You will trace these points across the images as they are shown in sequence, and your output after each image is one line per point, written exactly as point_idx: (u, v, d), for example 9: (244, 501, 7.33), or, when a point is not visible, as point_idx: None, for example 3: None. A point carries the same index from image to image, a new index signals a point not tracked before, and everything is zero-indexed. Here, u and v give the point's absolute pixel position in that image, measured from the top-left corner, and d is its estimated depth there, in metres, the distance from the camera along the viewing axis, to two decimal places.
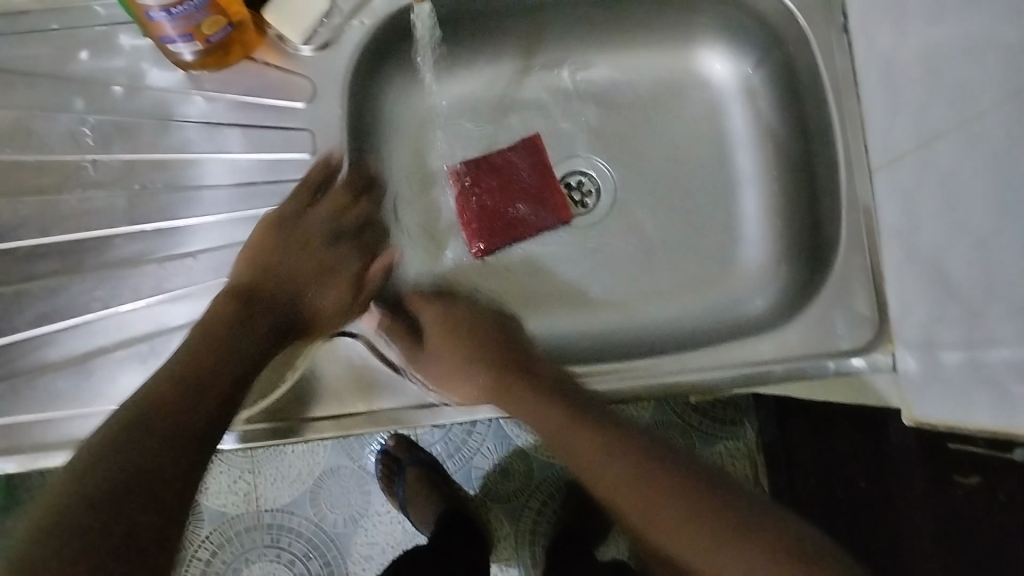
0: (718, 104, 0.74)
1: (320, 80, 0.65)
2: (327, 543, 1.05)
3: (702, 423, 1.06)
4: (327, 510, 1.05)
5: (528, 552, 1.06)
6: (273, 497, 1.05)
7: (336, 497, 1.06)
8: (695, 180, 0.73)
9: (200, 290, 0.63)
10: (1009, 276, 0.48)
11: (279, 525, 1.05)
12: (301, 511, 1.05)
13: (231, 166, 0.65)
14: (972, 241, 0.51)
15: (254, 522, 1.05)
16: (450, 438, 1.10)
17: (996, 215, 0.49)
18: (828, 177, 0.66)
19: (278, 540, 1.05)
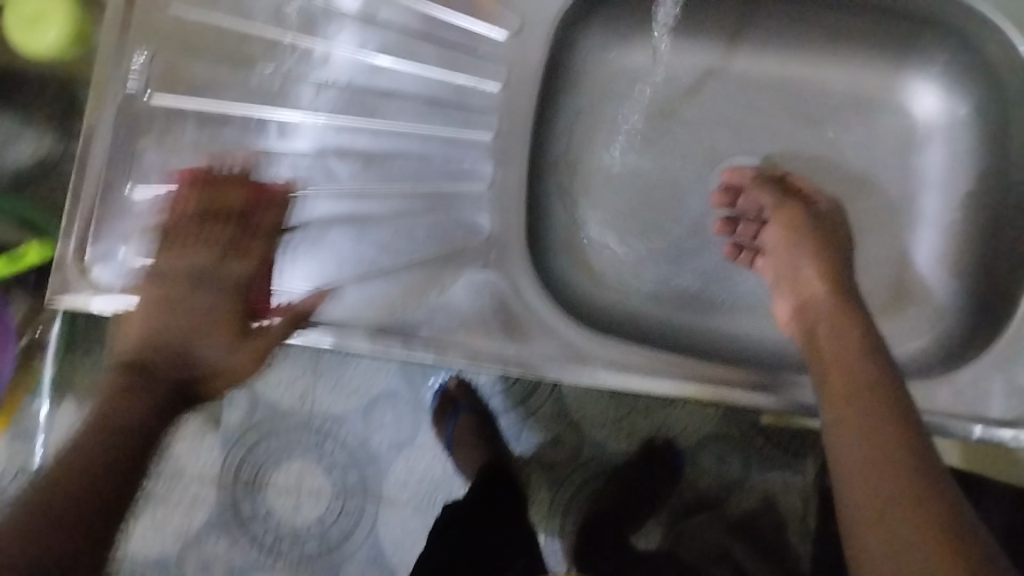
0: (914, 137, 0.71)
1: (530, 16, 0.64)
2: (367, 458, 0.97)
3: (770, 449, 0.98)
4: (378, 426, 0.98)
5: (558, 522, 1.00)
6: (327, 402, 0.98)
7: (391, 419, 0.98)
8: (870, 210, 0.71)
9: (352, 191, 0.63)
10: None
11: (326, 432, 0.98)
12: (352, 422, 0.98)
13: (419, 80, 0.64)
14: None
15: (303, 421, 0.98)
16: (505, 392, 1.02)
17: None
18: (1020, 242, 0.63)
19: (321, 444, 0.98)
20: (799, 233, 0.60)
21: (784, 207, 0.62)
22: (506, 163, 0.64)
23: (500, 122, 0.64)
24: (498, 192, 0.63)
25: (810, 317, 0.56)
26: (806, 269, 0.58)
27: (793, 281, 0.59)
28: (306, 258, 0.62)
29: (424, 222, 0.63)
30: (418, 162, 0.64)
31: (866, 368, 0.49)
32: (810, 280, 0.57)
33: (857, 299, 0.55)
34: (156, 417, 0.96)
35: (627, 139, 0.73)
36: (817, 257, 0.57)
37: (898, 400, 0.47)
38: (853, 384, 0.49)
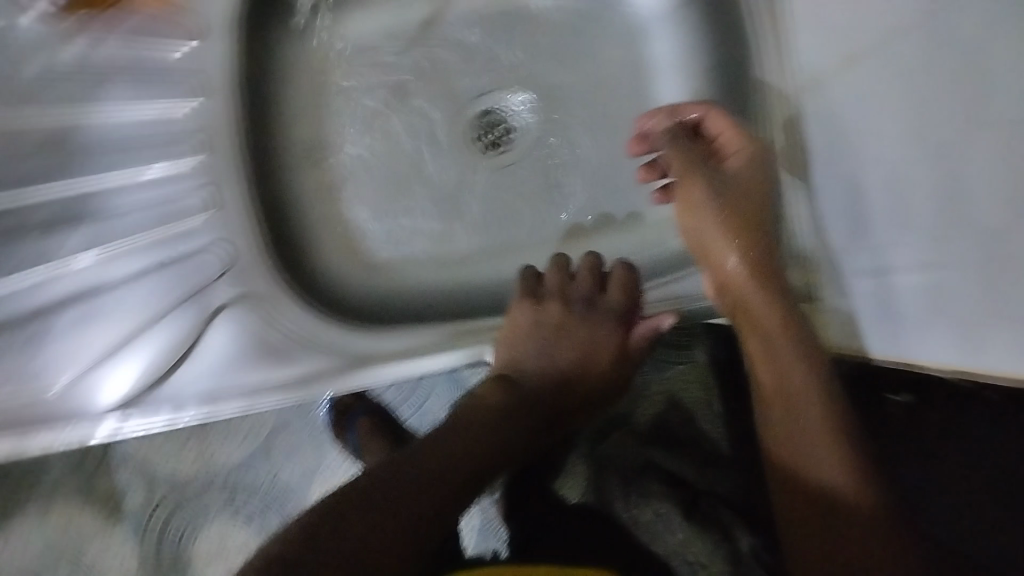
0: (639, 30, 0.71)
1: (210, 21, 0.62)
2: (282, 499, 0.76)
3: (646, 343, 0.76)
4: (284, 464, 0.76)
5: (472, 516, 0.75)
6: (224, 455, 0.77)
7: (293, 452, 0.77)
8: (616, 113, 0.70)
9: (82, 262, 0.57)
10: None
11: (234, 487, 0.76)
12: (257, 465, 0.76)
13: (117, 126, 0.60)
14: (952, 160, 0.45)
15: (206, 484, 0.76)
16: None
17: None
18: (750, 103, 0.64)
19: (234, 502, 0.76)
20: (696, 178, 0.57)
21: (692, 180, 0.57)
22: (222, 184, 0.62)
23: (204, 139, 0.62)
24: (222, 214, 0.61)
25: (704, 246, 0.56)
26: (712, 206, 0.56)
27: (701, 215, 0.56)
28: (52, 348, 0.55)
29: (163, 273, 0.59)
30: (134, 215, 0.60)
31: (768, 303, 0.51)
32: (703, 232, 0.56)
33: (745, 202, 0.55)
34: (53, 536, 0.75)
35: (363, 115, 0.71)
36: (711, 183, 0.56)
37: (800, 321, 0.50)
38: (765, 324, 0.51)
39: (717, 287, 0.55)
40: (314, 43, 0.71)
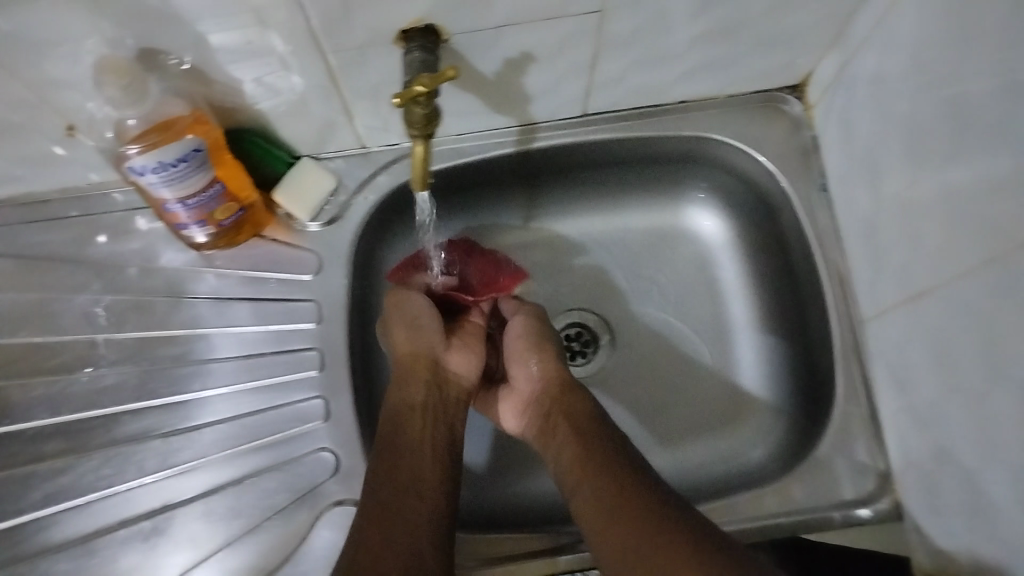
0: (708, 255, 0.78)
1: (326, 254, 0.68)
2: None
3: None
4: None
5: None
6: None
7: None
8: (687, 332, 0.77)
9: (215, 460, 0.64)
10: None
11: None
12: None
13: (239, 339, 0.66)
14: (1013, 394, 0.47)
15: None
16: None
17: None
18: (821, 327, 0.68)
19: None
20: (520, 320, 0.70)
21: (535, 342, 0.67)
22: (338, 395, 0.65)
23: (320, 357, 0.66)
24: (335, 424, 0.64)
25: (541, 389, 0.65)
26: (528, 333, 0.68)
27: (546, 345, 0.67)
28: (173, 541, 0.62)
29: (287, 471, 0.63)
30: (267, 416, 0.65)
31: (580, 411, 0.61)
32: (532, 389, 0.66)
33: (538, 324, 0.69)
34: None
35: None
36: (534, 333, 0.68)
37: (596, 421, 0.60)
38: (570, 430, 0.60)
39: (541, 425, 0.63)
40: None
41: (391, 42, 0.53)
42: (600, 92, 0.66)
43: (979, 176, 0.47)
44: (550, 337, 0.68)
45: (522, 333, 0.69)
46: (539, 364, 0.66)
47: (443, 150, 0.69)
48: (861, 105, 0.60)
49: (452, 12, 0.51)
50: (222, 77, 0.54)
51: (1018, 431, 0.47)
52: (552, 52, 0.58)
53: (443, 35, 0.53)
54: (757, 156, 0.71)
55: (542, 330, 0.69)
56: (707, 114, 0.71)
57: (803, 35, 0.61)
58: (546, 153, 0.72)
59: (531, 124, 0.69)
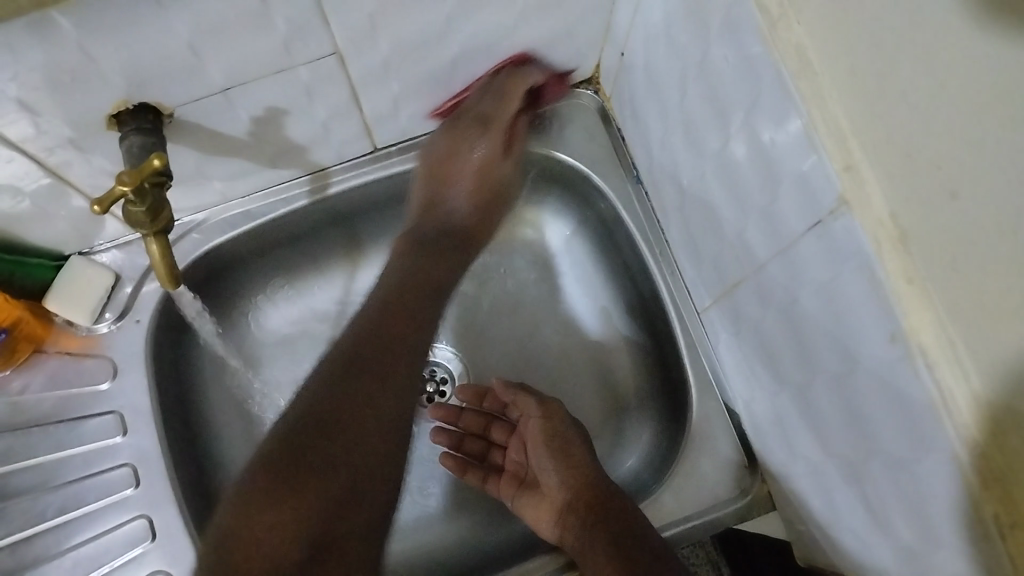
0: (547, 264, 0.74)
1: (122, 357, 0.61)
2: None
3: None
4: None
5: None
6: None
7: None
8: (544, 349, 0.73)
9: None
10: (875, 433, 0.41)
11: None
12: None
13: (36, 473, 0.59)
14: (830, 384, 0.44)
15: None
16: None
17: (844, 358, 0.41)
18: (665, 324, 0.65)
19: None
20: (543, 422, 0.64)
21: (564, 447, 0.63)
22: (162, 509, 0.59)
23: (136, 471, 0.60)
24: (166, 543, 0.58)
25: (581, 500, 0.60)
26: (548, 438, 0.64)
27: (574, 447, 0.62)
28: None
29: None
30: (87, 549, 0.59)
31: (616, 522, 0.56)
32: (563, 496, 0.61)
33: (564, 423, 0.64)
34: None
35: None
36: (554, 435, 0.63)
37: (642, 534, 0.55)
38: (612, 549, 0.54)
39: (582, 541, 0.57)
40: (235, 360, 0.69)
41: (105, 129, 0.47)
42: (380, 125, 0.61)
43: (752, 163, 0.44)
44: (576, 434, 0.63)
45: (547, 437, 0.64)
46: (566, 465, 0.62)
47: (232, 216, 0.63)
48: (643, 93, 0.57)
49: (160, 87, 0.45)
50: None
51: (845, 421, 0.44)
52: (302, 100, 0.53)
53: (164, 110, 0.48)
54: (567, 158, 0.67)
55: (567, 431, 0.63)
56: None
57: (570, 31, 0.57)
58: (348, 198, 0.67)
59: (322, 169, 0.64)
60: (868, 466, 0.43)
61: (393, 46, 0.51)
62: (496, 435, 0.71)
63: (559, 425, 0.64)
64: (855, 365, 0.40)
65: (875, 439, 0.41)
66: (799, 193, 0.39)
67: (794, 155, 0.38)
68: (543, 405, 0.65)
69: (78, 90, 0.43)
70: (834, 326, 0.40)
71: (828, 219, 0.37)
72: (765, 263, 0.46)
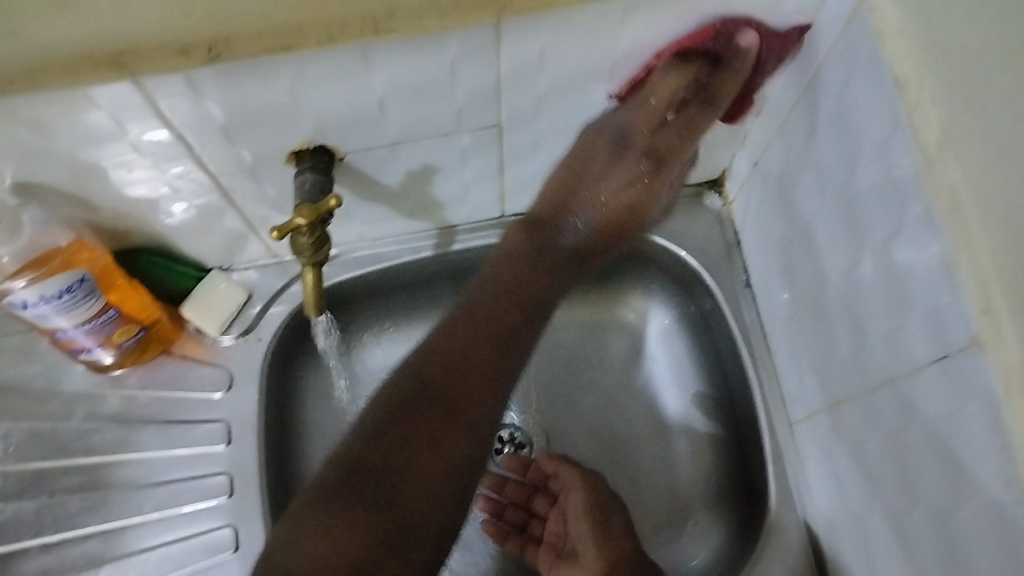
0: (641, 349, 0.76)
1: (239, 370, 0.65)
2: None
3: None
4: None
5: None
6: None
7: None
8: (627, 430, 0.74)
9: None
10: (975, 571, 0.41)
11: None
12: None
13: (143, 466, 0.63)
14: (931, 516, 0.44)
15: None
16: None
17: (952, 492, 0.42)
18: (753, 427, 0.66)
19: None
20: (576, 489, 0.67)
21: (599, 514, 0.65)
22: (248, 521, 0.61)
23: (231, 480, 0.63)
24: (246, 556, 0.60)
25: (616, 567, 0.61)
26: (583, 503, 0.66)
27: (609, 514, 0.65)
28: None
29: None
30: (173, 548, 0.61)
31: None
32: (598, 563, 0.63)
33: (598, 490, 0.66)
34: None
35: None
36: (589, 501, 0.66)
37: None
38: None
39: None
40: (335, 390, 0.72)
41: (282, 162, 0.52)
42: (514, 195, 0.65)
43: (882, 288, 0.45)
44: (610, 501, 0.65)
45: (583, 503, 0.66)
46: (602, 533, 0.64)
47: (361, 257, 0.68)
48: (771, 204, 0.59)
49: (340, 133, 0.50)
50: (109, 200, 0.52)
51: (942, 556, 0.44)
52: (454, 161, 0.57)
53: (336, 153, 0.52)
54: (680, 252, 0.70)
55: (600, 496, 0.66)
56: None
57: (710, 136, 0.61)
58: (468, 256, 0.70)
59: (450, 226, 0.68)
60: None
61: (548, 127, 0.55)
62: (537, 507, 0.73)
63: (595, 492, 0.66)
64: (964, 501, 0.40)
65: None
66: (931, 326, 0.41)
67: (930, 288, 0.40)
68: (578, 472, 0.68)
69: (273, 126, 0.47)
70: (946, 458, 0.41)
71: (957, 354, 0.39)
72: (879, 385, 0.47)
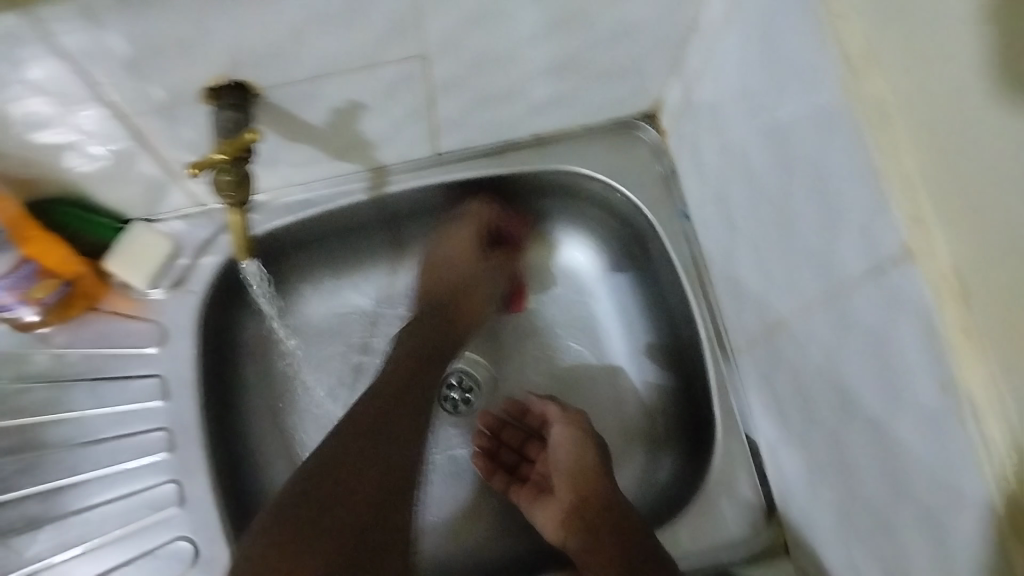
0: (585, 287, 0.75)
1: (171, 324, 0.63)
2: None
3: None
4: None
5: None
6: None
7: None
8: (574, 365, 0.74)
9: (59, 562, 0.58)
10: (910, 480, 0.41)
11: None
12: None
13: (79, 426, 0.61)
14: (869, 430, 0.44)
15: None
16: None
17: (887, 404, 0.42)
18: (697, 357, 0.66)
19: None
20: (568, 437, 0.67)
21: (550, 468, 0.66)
22: (190, 476, 0.60)
23: (171, 435, 0.61)
24: (192, 510, 0.59)
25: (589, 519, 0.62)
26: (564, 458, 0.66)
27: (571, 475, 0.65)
28: None
29: (142, 564, 0.59)
30: (115, 505, 0.60)
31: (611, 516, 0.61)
32: (569, 486, 0.65)
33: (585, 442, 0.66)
34: None
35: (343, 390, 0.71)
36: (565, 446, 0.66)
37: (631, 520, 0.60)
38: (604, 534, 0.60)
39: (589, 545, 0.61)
40: (270, 341, 0.70)
41: (197, 101, 0.50)
42: (447, 131, 0.63)
43: (814, 208, 0.45)
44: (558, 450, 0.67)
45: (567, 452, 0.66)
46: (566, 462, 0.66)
47: (292, 202, 0.65)
48: (706, 131, 0.59)
49: (255, 67, 0.47)
50: (14, 149, 0.50)
51: (880, 468, 0.44)
52: (380, 97, 0.55)
53: (254, 91, 0.50)
54: (619, 186, 0.68)
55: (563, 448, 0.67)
56: (566, 147, 0.69)
57: (644, 66, 0.59)
58: (403, 198, 0.69)
59: (381, 168, 0.66)
60: (895, 512, 0.44)
61: (476, 57, 0.53)
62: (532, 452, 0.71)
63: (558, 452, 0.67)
64: (898, 411, 0.41)
65: (909, 486, 0.41)
66: (863, 241, 0.40)
67: (860, 202, 0.40)
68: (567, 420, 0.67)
69: (181, 60, 0.45)
70: (881, 372, 0.42)
71: (889, 266, 0.39)
72: (814, 305, 0.47)
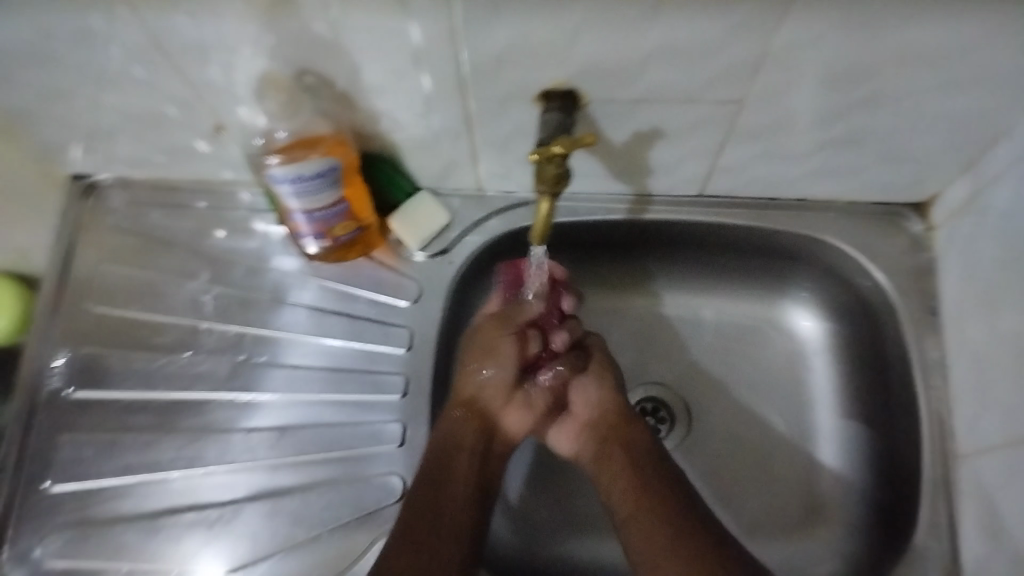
0: (801, 355, 0.76)
1: (428, 286, 0.70)
2: None
3: None
4: None
5: None
6: None
7: None
8: (770, 424, 0.74)
9: (290, 462, 0.66)
10: None
11: None
12: None
13: (331, 352, 0.69)
14: None
15: None
16: None
17: None
18: (909, 452, 0.65)
19: None
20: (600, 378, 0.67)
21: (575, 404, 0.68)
22: (415, 424, 0.66)
23: (407, 383, 0.67)
24: (408, 450, 0.66)
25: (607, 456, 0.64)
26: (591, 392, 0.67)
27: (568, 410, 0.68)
28: (237, 532, 0.64)
29: (355, 486, 0.65)
30: (344, 429, 0.67)
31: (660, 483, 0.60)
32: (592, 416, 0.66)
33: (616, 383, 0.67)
34: None
35: None
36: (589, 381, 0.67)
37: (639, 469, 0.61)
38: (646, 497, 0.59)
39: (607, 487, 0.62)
40: None
41: (531, 98, 0.55)
42: (722, 176, 0.66)
43: None
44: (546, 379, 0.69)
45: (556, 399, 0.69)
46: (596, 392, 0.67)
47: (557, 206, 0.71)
48: (989, 234, 0.59)
49: (596, 79, 0.52)
50: (367, 106, 0.57)
51: None
52: (683, 130, 0.59)
53: (582, 100, 0.55)
54: (870, 267, 0.68)
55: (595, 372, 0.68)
56: (826, 216, 0.69)
57: (939, 157, 0.60)
58: (655, 227, 0.72)
59: (646, 195, 0.70)
60: None
61: (787, 113, 0.56)
62: None
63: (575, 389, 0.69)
64: None
65: None
66: None
67: None
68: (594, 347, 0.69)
69: (541, 60, 0.51)
70: None
71: None
72: None
